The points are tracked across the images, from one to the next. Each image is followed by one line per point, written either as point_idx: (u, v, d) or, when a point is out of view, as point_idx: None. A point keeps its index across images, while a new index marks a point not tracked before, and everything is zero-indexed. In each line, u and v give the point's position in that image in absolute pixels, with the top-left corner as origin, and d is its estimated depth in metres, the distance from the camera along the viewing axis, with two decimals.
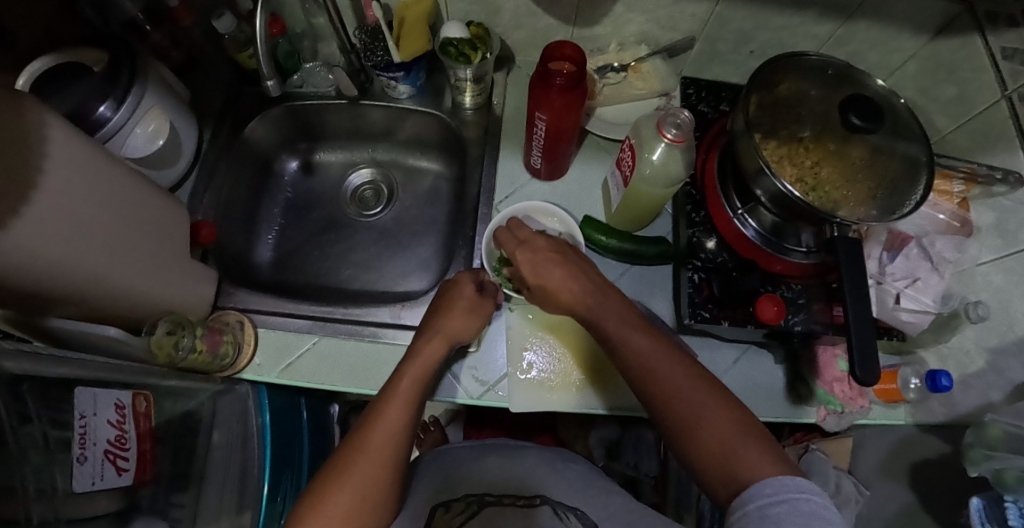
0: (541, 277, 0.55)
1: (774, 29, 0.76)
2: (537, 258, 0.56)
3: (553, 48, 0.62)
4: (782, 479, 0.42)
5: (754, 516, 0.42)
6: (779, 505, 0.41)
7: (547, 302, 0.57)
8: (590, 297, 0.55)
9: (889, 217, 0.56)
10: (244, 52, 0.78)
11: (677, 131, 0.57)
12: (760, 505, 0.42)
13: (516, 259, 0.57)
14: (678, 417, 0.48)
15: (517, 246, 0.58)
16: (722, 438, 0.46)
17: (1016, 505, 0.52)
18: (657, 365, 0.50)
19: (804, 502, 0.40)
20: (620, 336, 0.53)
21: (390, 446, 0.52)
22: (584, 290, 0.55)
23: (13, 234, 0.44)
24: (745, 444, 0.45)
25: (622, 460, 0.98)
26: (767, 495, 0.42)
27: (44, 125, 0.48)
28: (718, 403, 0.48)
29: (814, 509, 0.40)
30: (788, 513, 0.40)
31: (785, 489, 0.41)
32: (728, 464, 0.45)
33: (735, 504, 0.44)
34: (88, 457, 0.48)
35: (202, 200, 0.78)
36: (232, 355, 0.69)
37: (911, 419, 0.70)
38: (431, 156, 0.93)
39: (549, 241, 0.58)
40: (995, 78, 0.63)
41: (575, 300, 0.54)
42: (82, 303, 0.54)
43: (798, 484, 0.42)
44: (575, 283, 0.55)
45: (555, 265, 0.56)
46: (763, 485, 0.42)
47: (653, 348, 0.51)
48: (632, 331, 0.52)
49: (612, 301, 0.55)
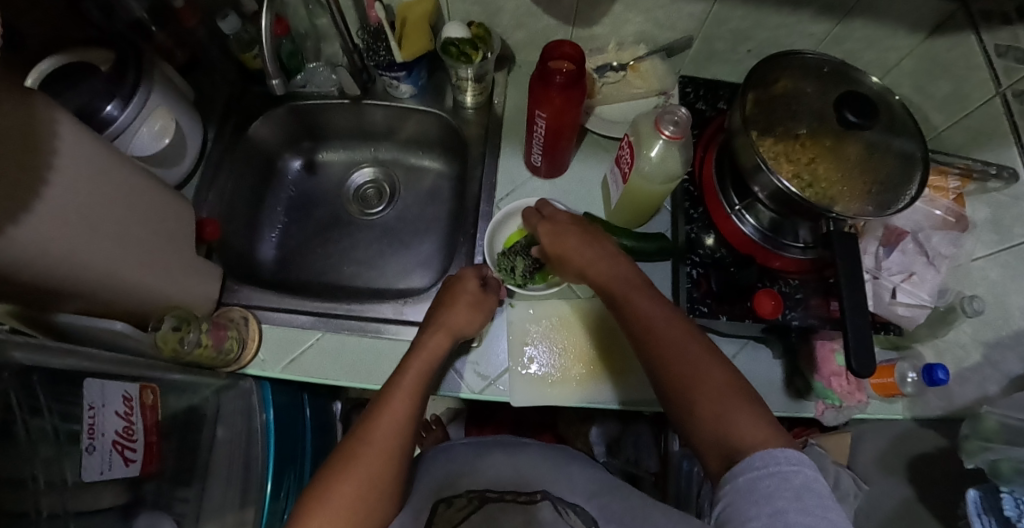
0: (560, 246, 0.59)
1: (771, 28, 0.77)
2: (558, 228, 0.60)
3: (553, 47, 0.63)
4: (771, 452, 0.42)
5: (742, 488, 0.42)
6: (768, 478, 0.41)
7: (564, 268, 0.61)
8: (602, 261, 0.57)
9: (885, 212, 0.57)
10: (249, 52, 0.79)
11: (675, 128, 0.58)
12: (750, 478, 0.42)
13: (538, 231, 0.61)
14: (676, 378, 0.50)
15: (540, 220, 0.62)
16: (720, 410, 0.47)
17: (1012, 495, 0.53)
18: (660, 333, 0.51)
19: (794, 474, 0.41)
20: (629, 302, 0.54)
21: (395, 438, 0.52)
22: (596, 255, 0.58)
23: (22, 229, 0.45)
24: (741, 417, 0.46)
25: (622, 456, 0.98)
26: (756, 468, 0.42)
27: (53, 122, 0.49)
28: (720, 379, 0.48)
29: (804, 480, 0.41)
30: (777, 486, 0.40)
31: (774, 462, 0.42)
32: (723, 434, 0.46)
33: (726, 477, 0.44)
34: (96, 448, 0.49)
35: (207, 197, 0.79)
36: (236, 350, 0.70)
37: (908, 413, 0.72)
38: (433, 155, 0.94)
39: (570, 217, 0.62)
40: (989, 74, 0.64)
41: (586, 264, 0.58)
42: (89, 298, 0.55)
43: (788, 457, 0.42)
44: (591, 248, 0.58)
45: (573, 235, 0.59)
46: (754, 458, 0.43)
47: (664, 318, 0.52)
48: (642, 297, 0.54)
49: (624, 267, 0.57)
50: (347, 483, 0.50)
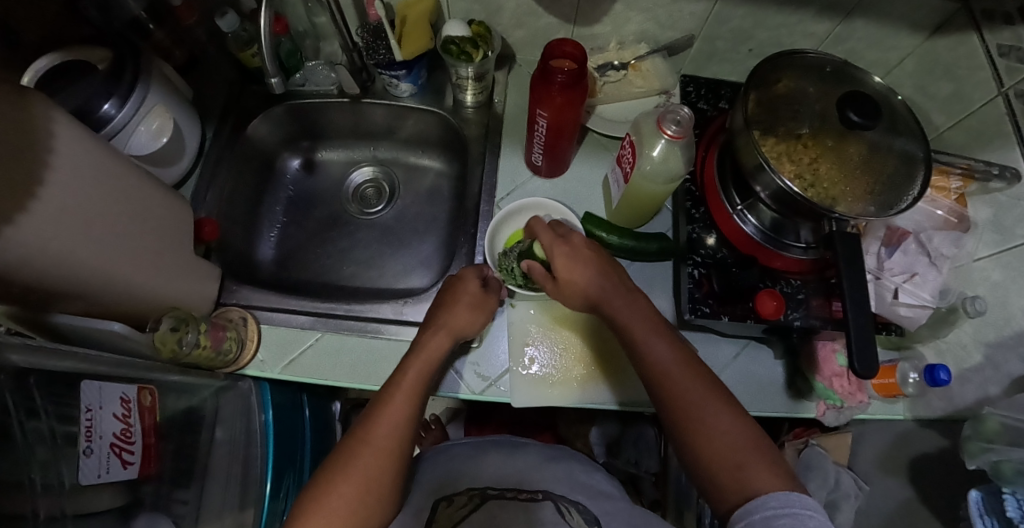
0: (573, 275, 0.57)
1: (773, 27, 0.77)
2: (574, 257, 0.58)
3: (554, 46, 0.63)
4: (788, 495, 0.44)
5: (758, 525, 0.44)
6: (783, 517, 0.43)
7: (570, 297, 0.59)
8: (617, 299, 0.56)
9: (887, 212, 0.57)
10: (247, 51, 0.79)
11: (677, 128, 0.58)
12: (765, 516, 0.44)
13: (552, 255, 0.58)
14: (694, 424, 0.50)
15: (554, 243, 0.58)
16: (734, 455, 0.48)
17: (1014, 497, 0.52)
18: (675, 378, 0.51)
19: (808, 518, 0.43)
20: (642, 341, 0.54)
21: (396, 438, 0.52)
22: (610, 290, 0.57)
23: (19, 229, 0.45)
24: (754, 462, 0.47)
25: (622, 457, 0.99)
26: (771, 507, 0.44)
27: (50, 121, 0.48)
28: (733, 424, 0.49)
29: (818, 525, 0.42)
30: (792, 526, 0.42)
31: (790, 504, 0.44)
32: (736, 477, 0.47)
33: (740, 514, 0.46)
34: (94, 449, 0.49)
35: (206, 197, 0.79)
36: (236, 351, 0.69)
37: (910, 414, 0.72)
38: (432, 155, 0.93)
39: (584, 242, 0.60)
40: (991, 74, 0.64)
41: (602, 298, 0.57)
42: (87, 298, 0.55)
43: (803, 501, 0.44)
44: (604, 282, 0.57)
45: (587, 265, 0.57)
46: (769, 499, 0.44)
47: (680, 360, 0.52)
48: (657, 339, 0.54)
49: (639, 306, 0.57)
50: (346, 483, 0.49)
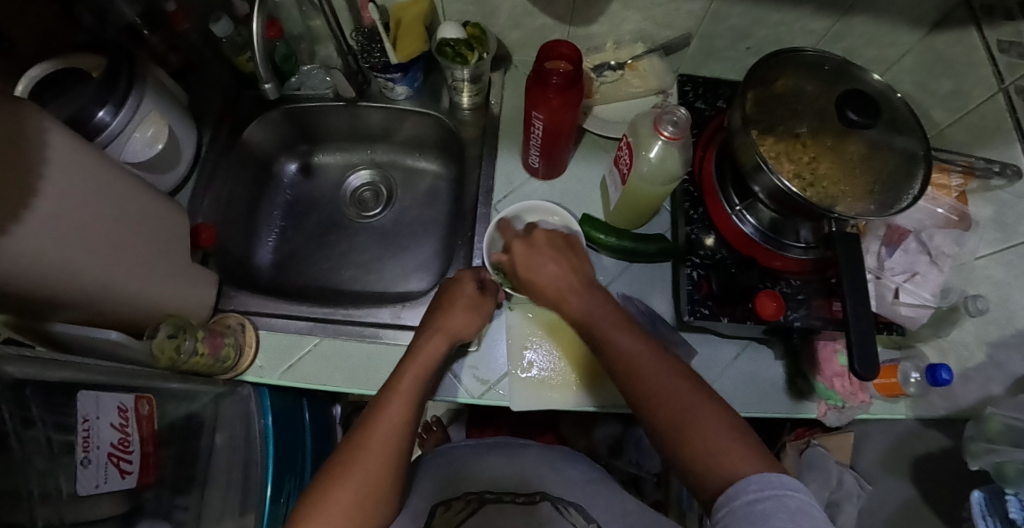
0: (533, 270, 0.57)
1: (770, 25, 0.76)
2: (533, 253, 0.57)
3: (549, 48, 0.62)
4: (766, 476, 0.42)
5: (739, 513, 0.41)
6: (764, 501, 0.40)
7: (535, 294, 0.58)
8: (571, 293, 0.55)
9: (887, 211, 0.56)
10: (242, 56, 0.78)
11: (674, 129, 0.57)
12: (745, 503, 0.41)
13: (513, 250, 0.59)
14: (667, 408, 0.47)
15: (516, 239, 0.59)
16: (710, 439, 0.45)
17: (1016, 498, 0.52)
18: (650, 365, 0.49)
19: (788, 497, 0.40)
20: (607, 336, 0.52)
21: (392, 444, 0.52)
22: (568, 286, 0.55)
23: (14, 240, 0.44)
24: (729, 445, 0.44)
25: (624, 457, 1.01)
26: (751, 491, 0.41)
27: (43, 131, 0.48)
28: (711, 412, 0.47)
29: (799, 503, 0.40)
30: (773, 509, 0.40)
31: (769, 486, 0.41)
32: (712, 461, 0.45)
33: (720, 501, 0.43)
34: (91, 460, 0.49)
35: (202, 203, 0.78)
36: (233, 357, 0.69)
37: (911, 414, 0.70)
38: (430, 157, 0.93)
39: (548, 235, 0.59)
40: (992, 71, 0.63)
41: (563, 295, 0.55)
42: (83, 307, 0.55)
43: (782, 481, 0.41)
44: (565, 277, 0.56)
45: (548, 259, 0.57)
46: (748, 483, 0.42)
47: (645, 346, 0.50)
48: (620, 331, 0.52)
49: (600, 299, 0.54)
50: (339, 491, 0.49)
